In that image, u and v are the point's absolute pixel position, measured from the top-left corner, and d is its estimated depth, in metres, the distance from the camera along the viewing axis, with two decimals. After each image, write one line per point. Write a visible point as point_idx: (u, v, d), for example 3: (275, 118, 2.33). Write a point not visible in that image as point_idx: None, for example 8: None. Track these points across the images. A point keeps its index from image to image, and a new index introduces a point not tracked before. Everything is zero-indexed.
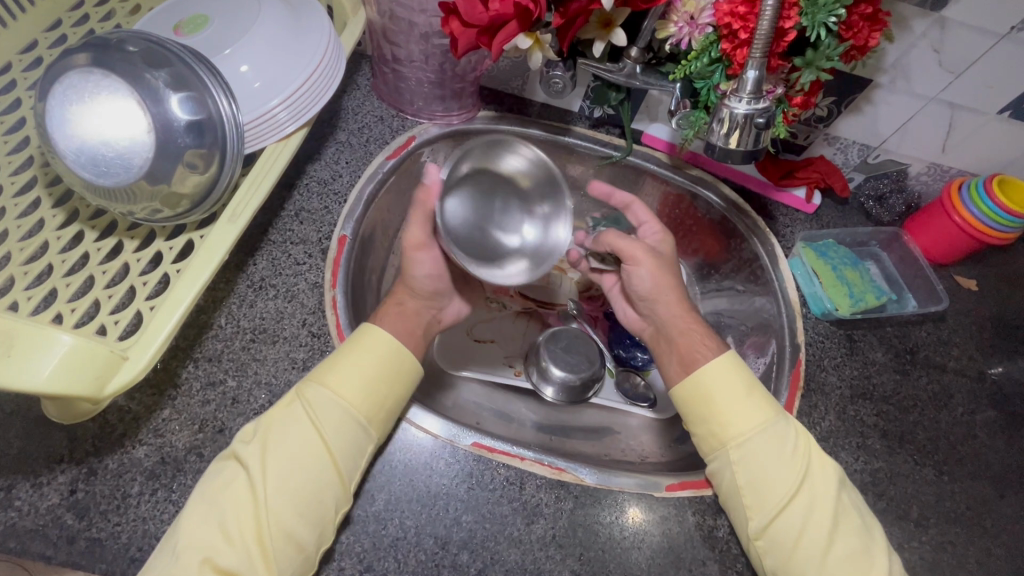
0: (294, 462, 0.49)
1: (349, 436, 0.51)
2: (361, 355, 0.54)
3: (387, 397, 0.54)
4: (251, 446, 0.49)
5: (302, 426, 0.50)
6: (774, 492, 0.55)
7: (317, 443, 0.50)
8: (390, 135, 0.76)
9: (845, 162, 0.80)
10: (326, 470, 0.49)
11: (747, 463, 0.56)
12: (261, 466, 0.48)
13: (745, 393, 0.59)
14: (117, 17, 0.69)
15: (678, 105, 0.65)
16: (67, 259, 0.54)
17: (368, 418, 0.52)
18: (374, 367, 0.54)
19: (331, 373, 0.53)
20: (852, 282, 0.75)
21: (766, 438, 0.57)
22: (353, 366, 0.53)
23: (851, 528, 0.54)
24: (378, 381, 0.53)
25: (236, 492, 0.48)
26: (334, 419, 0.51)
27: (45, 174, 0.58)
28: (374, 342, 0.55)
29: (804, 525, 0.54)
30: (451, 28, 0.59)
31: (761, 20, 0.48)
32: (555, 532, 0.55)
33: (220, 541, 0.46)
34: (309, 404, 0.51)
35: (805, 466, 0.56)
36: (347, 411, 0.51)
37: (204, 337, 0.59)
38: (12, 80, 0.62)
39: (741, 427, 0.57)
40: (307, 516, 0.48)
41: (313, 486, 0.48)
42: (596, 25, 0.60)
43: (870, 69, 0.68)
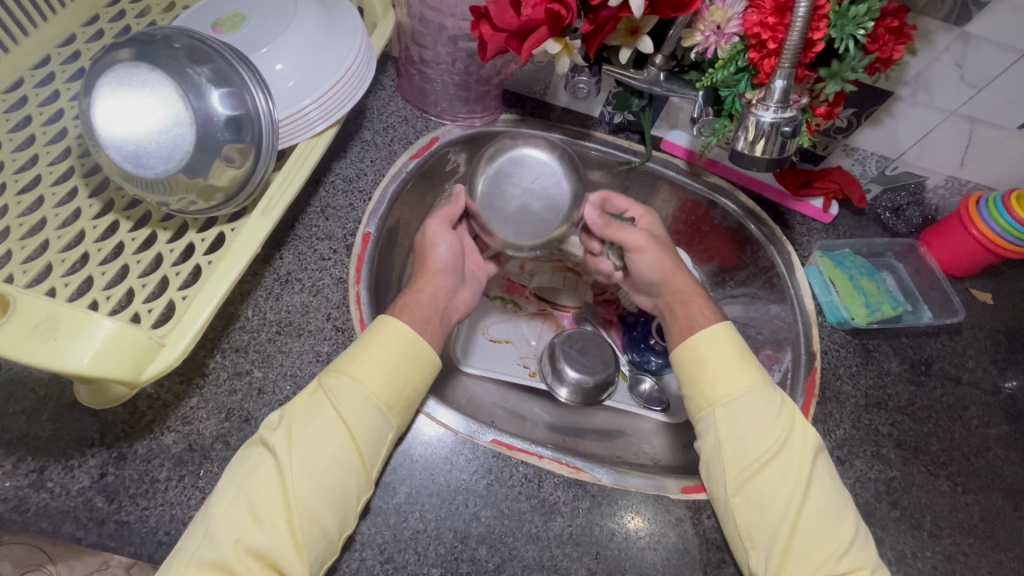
0: (316, 447, 0.50)
1: (369, 422, 0.51)
2: (381, 344, 0.55)
3: (405, 386, 0.54)
4: (277, 433, 0.51)
5: (324, 412, 0.51)
6: (752, 451, 0.56)
7: (338, 428, 0.51)
8: (414, 135, 0.77)
9: (862, 173, 0.81)
10: (350, 457, 0.50)
11: (733, 426, 0.57)
12: (286, 451, 0.49)
13: (735, 358, 0.60)
14: (152, 13, 0.70)
15: (701, 113, 0.66)
16: (102, 248, 0.55)
17: (389, 408, 0.53)
18: (391, 356, 0.54)
19: (351, 362, 0.54)
20: (868, 292, 0.76)
21: (751, 399, 0.58)
22: (373, 354, 0.54)
23: (820, 489, 0.55)
24: (399, 370, 0.54)
25: (263, 475, 0.49)
26: (356, 407, 0.51)
27: (83, 165, 0.59)
28: (390, 333, 0.56)
29: (776, 481, 0.55)
30: (481, 32, 0.60)
31: (792, 31, 0.49)
32: (572, 530, 0.55)
33: (248, 524, 0.47)
34: (332, 392, 0.52)
35: (781, 427, 0.57)
36: (369, 399, 0.52)
37: (232, 328, 0.60)
38: (51, 73, 0.64)
39: (726, 389, 0.59)
40: (331, 501, 0.48)
41: (337, 471, 0.49)
42: (624, 32, 0.61)
43: (892, 82, 0.69)
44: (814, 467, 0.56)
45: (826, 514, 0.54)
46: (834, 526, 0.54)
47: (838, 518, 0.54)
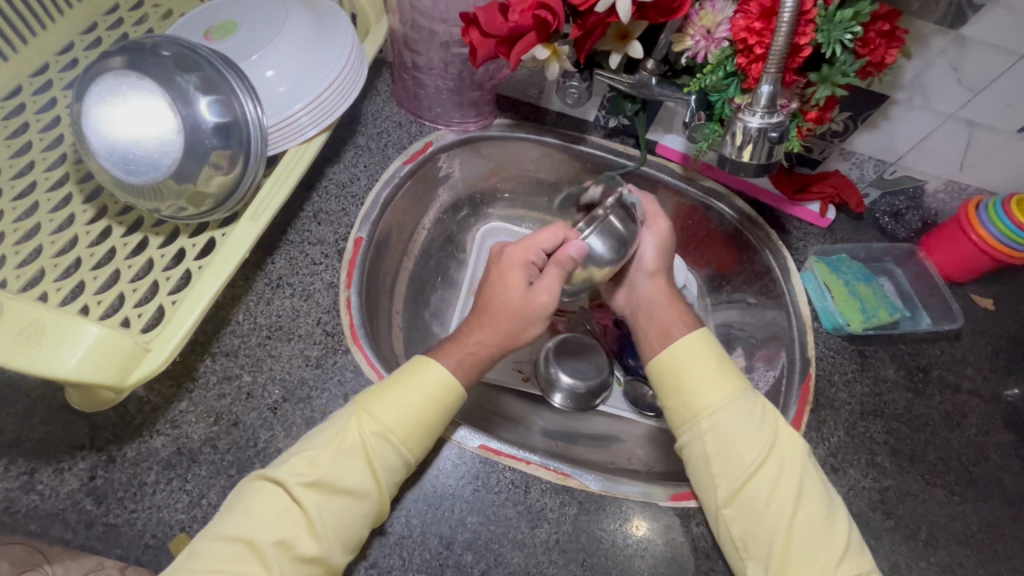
0: (344, 492, 0.50)
1: (399, 470, 0.52)
2: (416, 390, 0.54)
3: (433, 434, 0.54)
4: (301, 477, 0.50)
5: (353, 457, 0.51)
6: (738, 459, 0.56)
7: (368, 476, 0.50)
8: (408, 140, 0.77)
9: (860, 177, 0.80)
10: (372, 505, 0.50)
11: (711, 440, 0.57)
12: (313, 493, 0.49)
13: (709, 368, 0.60)
14: (149, 21, 0.72)
15: (693, 117, 0.66)
16: (95, 253, 0.56)
17: (417, 458, 0.53)
18: (425, 404, 0.54)
19: (383, 406, 0.53)
20: (865, 298, 0.75)
21: (728, 411, 0.58)
22: (405, 401, 0.54)
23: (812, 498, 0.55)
24: (430, 420, 0.54)
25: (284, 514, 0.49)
26: (386, 456, 0.51)
27: (78, 171, 0.60)
28: (426, 379, 0.55)
29: (761, 491, 0.55)
30: (470, 38, 0.61)
31: (777, 36, 0.48)
32: (559, 538, 0.55)
33: (257, 567, 0.47)
34: (364, 437, 0.52)
35: (762, 440, 0.57)
36: (400, 449, 0.52)
37: (222, 332, 0.60)
38: (49, 80, 0.66)
39: (706, 400, 0.59)
40: (348, 546, 0.49)
41: (359, 517, 0.50)
42: (612, 37, 0.61)
43: (887, 85, 0.68)
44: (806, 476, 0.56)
45: (814, 530, 0.54)
46: (824, 532, 0.53)
47: (831, 522, 0.54)
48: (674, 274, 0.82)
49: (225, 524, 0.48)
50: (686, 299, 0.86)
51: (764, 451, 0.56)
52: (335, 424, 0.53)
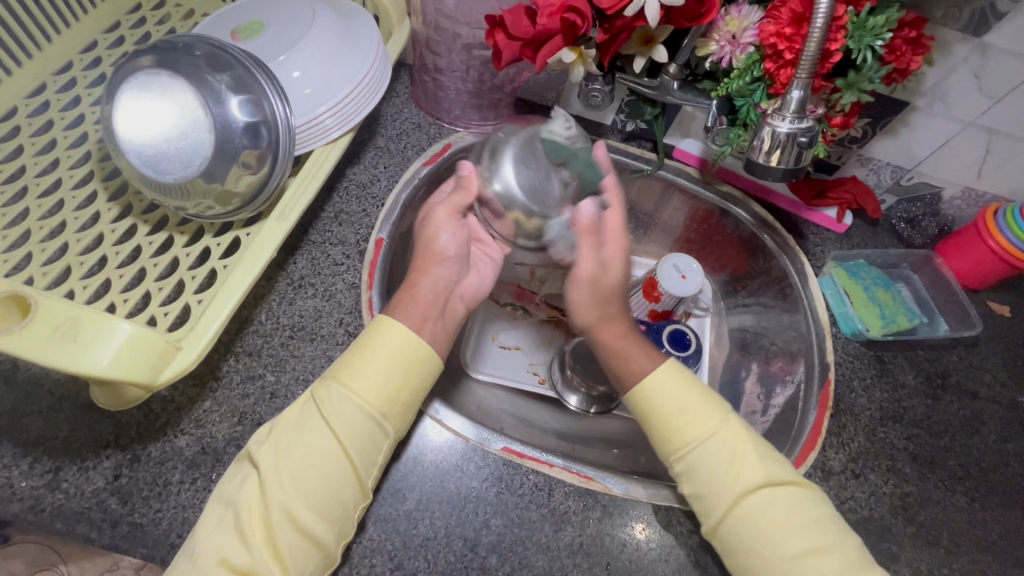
0: (309, 458, 0.50)
1: (364, 433, 0.51)
2: (375, 350, 0.53)
3: (397, 394, 0.53)
4: (265, 446, 0.50)
5: (316, 422, 0.51)
6: (717, 495, 0.53)
7: (332, 440, 0.50)
8: (427, 142, 0.77)
9: (877, 183, 0.80)
10: (341, 467, 0.50)
11: (692, 477, 0.55)
12: (279, 461, 0.49)
13: (685, 403, 0.57)
14: (171, 20, 0.72)
15: (715, 122, 0.66)
16: (120, 252, 0.56)
17: (382, 419, 0.52)
18: (385, 364, 0.53)
19: (347, 371, 0.53)
20: (883, 304, 0.75)
21: (705, 449, 0.55)
22: (364, 361, 0.53)
23: (806, 526, 0.52)
24: (392, 378, 0.53)
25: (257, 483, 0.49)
26: (346, 417, 0.51)
27: (102, 169, 0.60)
28: (387, 337, 0.54)
29: (748, 526, 0.52)
30: (497, 41, 0.61)
31: (809, 42, 0.48)
32: (583, 541, 0.55)
33: (234, 539, 0.47)
34: (324, 402, 0.52)
35: (739, 471, 0.54)
36: (361, 409, 0.51)
37: (245, 332, 0.60)
38: (73, 79, 0.66)
39: (686, 436, 0.56)
40: (325, 514, 0.49)
41: (329, 481, 0.49)
42: (638, 41, 0.61)
43: (908, 91, 0.68)
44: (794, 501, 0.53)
45: (808, 552, 0.51)
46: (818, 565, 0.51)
47: (822, 552, 0.51)
48: (691, 278, 0.82)
49: (209, 505, 0.49)
50: (700, 302, 0.88)
51: (743, 485, 0.54)
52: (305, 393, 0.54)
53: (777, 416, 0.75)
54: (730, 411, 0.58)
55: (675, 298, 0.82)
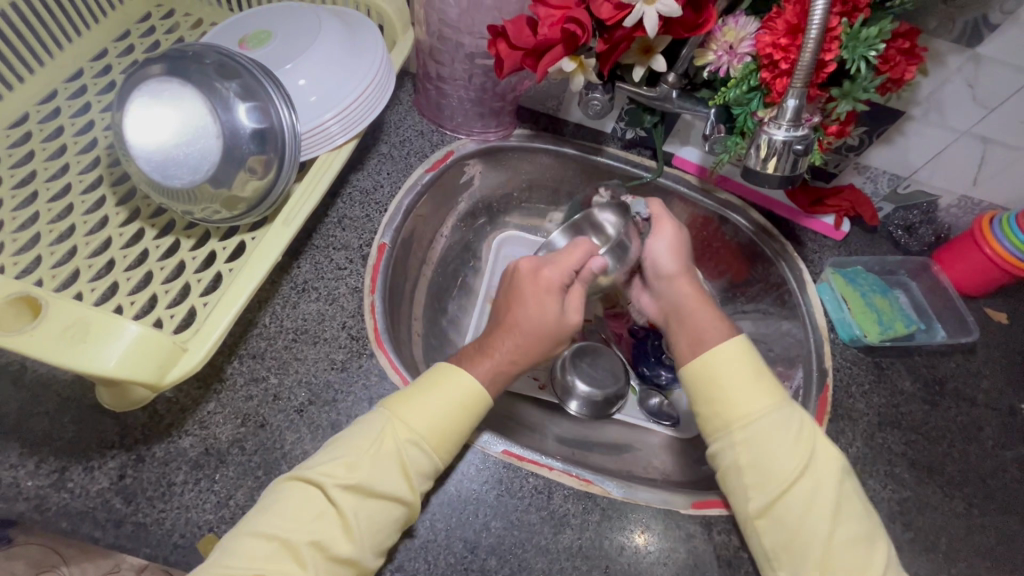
0: (379, 497, 0.49)
1: (430, 476, 0.52)
2: (447, 397, 0.54)
3: (462, 443, 0.54)
4: (336, 480, 0.49)
5: (388, 462, 0.51)
6: (779, 472, 0.55)
7: (402, 482, 0.50)
8: (430, 148, 0.79)
9: (874, 191, 0.82)
10: (403, 509, 0.50)
11: (753, 446, 0.56)
12: (350, 497, 0.49)
13: (751, 377, 0.59)
14: (180, 30, 0.74)
15: (713, 130, 0.68)
16: (128, 255, 0.57)
17: (445, 464, 0.53)
18: (459, 414, 0.54)
19: (418, 414, 0.53)
20: (881, 310, 0.75)
21: (772, 421, 0.57)
22: (437, 406, 0.54)
23: (857, 513, 0.54)
24: (460, 426, 0.54)
25: (321, 516, 0.48)
26: (416, 460, 0.51)
27: (111, 174, 0.61)
28: (459, 386, 0.55)
29: (802, 503, 0.54)
30: (498, 50, 0.62)
31: (804, 52, 0.49)
32: (582, 543, 0.55)
33: (292, 568, 0.46)
34: (398, 442, 0.51)
35: (804, 450, 0.56)
36: (431, 455, 0.52)
37: (249, 335, 0.61)
38: (83, 86, 0.67)
39: (746, 409, 0.58)
40: (379, 550, 0.49)
41: (392, 520, 0.50)
42: (637, 51, 0.63)
43: (903, 101, 0.69)
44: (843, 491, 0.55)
45: (858, 540, 0.53)
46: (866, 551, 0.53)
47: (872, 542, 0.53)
48: None
49: (258, 527, 0.47)
50: None
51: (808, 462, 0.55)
52: (367, 427, 0.53)
53: None
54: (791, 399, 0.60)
55: None
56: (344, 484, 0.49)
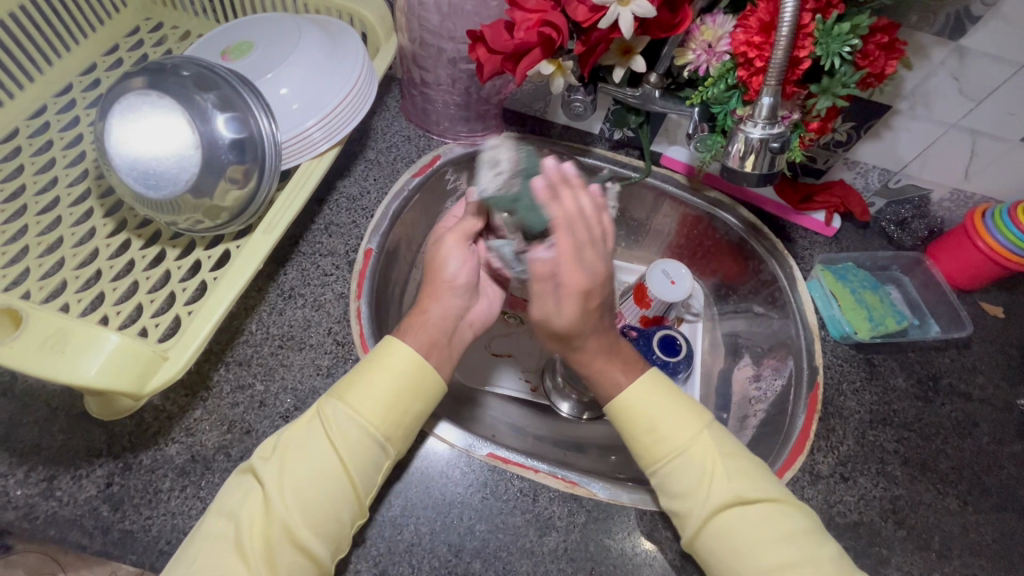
0: (315, 476, 0.50)
1: (371, 451, 0.51)
2: (378, 372, 0.54)
3: (406, 416, 0.53)
4: (269, 462, 0.51)
5: (324, 441, 0.51)
6: (705, 502, 0.53)
7: (332, 457, 0.50)
8: (416, 153, 0.79)
9: (865, 186, 0.81)
10: (341, 486, 0.50)
11: (666, 489, 0.55)
12: (282, 481, 0.49)
13: (663, 413, 0.56)
14: (168, 42, 0.75)
15: (695, 129, 0.68)
16: (114, 265, 0.58)
17: (389, 439, 0.52)
18: (392, 386, 0.53)
19: (351, 391, 0.53)
20: (872, 306, 0.75)
21: (694, 451, 0.55)
22: (368, 382, 0.53)
23: (797, 538, 0.51)
24: (397, 397, 0.53)
25: (260, 501, 0.49)
26: (349, 435, 0.51)
27: (98, 186, 0.62)
28: (391, 358, 0.54)
29: (733, 531, 0.51)
30: (478, 55, 0.62)
31: (776, 50, 0.49)
32: (567, 546, 0.55)
33: (234, 559, 0.47)
34: (328, 420, 0.52)
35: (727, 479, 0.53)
36: (367, 431, 0.51)
37: (236, 342, 0.61)
38: (73, 100, 0.68)
39: (668, 441, 0.55)
40: (322, 531, 0.49)
41: (329, 500, 0.49)
42: (617, 52, 0.63)
43: (888, 95, 0.69)
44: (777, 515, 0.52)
45: (801, 561, 0.50)
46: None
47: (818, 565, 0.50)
48: (680, 283, 0.82)
49: (207, 520, 0.49)
50: (692, 306, 0.90)
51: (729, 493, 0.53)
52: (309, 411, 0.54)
53: (767, 419, 0.75)
54: (717, 421, 0.58)
55: (664, 304, 0.83)
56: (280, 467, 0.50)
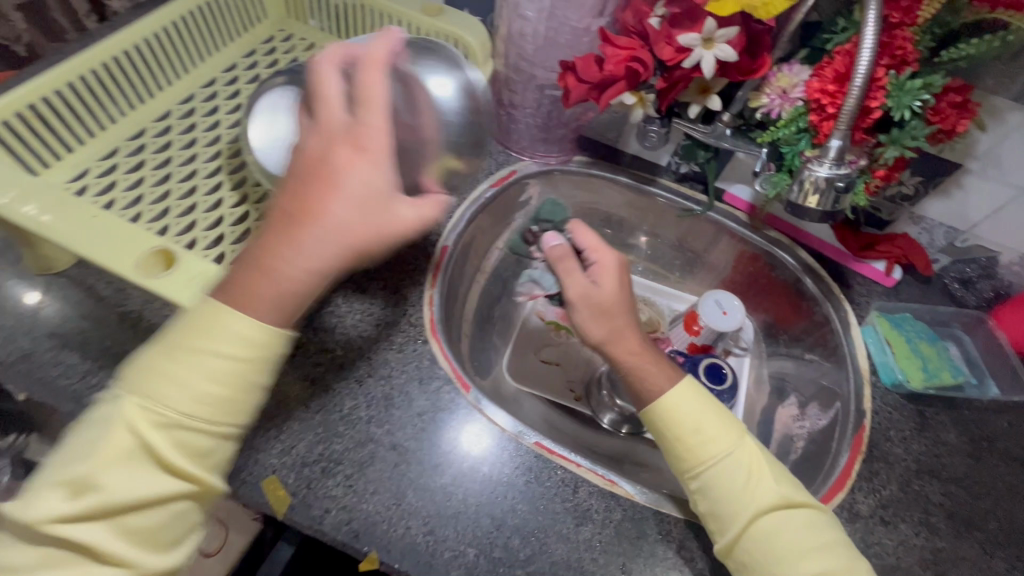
0: (136, 509, 0.45)
1: (208, 449, 0.47)
2: (196, 360, 0.46)
3: (241, 399, 0.48)
4: (81, 489, 0.44)
5: (142, 461, 0.45)
6: (731, 515, 0.55)
7: (160, 472, 0.46)
8: (495, 167, 0.87)
9: (930, 242, 0.82)
10: (155, 505, 0.45)
11: (706, 495, 0.56)
12: (99, 524, 0.44)
13: (699, 421, 0.59)
14: (297, 51, 0.87)
15: (763, 167, 0.72)
16: (236, 231, 0.67)
17: (229, 429, 0.48)
18: (210, 374, 0.46)
19: (159, 386, 0.45)
20: (927, 357, 0.75)
21: (723, 463, 0.57)
22: (178, 375, 0.45)
23: (821, 547, 0.53)
24: (213, 383, 0.46)
25: (52, 550, 0.43)
26: (159, 437, 0.45)
27: (229, 164, 0.73)
28: (225, 328, 0.46)
29: (762, 542, 0.53)
30: (566, 82, 0.69)
31: (849, 98, 0.53)
32: (602, 538, 0.58)
33: None
34: (143, 427, 0.45)
35: (756, 491, 0.55)
36: (190, 424, 0.46)
37: (323, 310, 0.69)
38: (215, 92, 0.81)
39: (699, 457, 0.57)
40: (159, 543, 0.46)
41: (163, 513, 0.46)
42: (695, 91, 0.69)
43: (959, 153, 0.71)
44: (791, 525, 0.54)
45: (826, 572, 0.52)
46: None
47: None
48: (732, 314, 0.85)
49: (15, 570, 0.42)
50: (741, 341, 0.90)
51: (754, 504, 0.55)
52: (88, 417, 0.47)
53: (808, 457, 0.75)
54: (745, 434, 0.60)
55: (715, 333, 0.85)
56: (81, 512, 0.43)
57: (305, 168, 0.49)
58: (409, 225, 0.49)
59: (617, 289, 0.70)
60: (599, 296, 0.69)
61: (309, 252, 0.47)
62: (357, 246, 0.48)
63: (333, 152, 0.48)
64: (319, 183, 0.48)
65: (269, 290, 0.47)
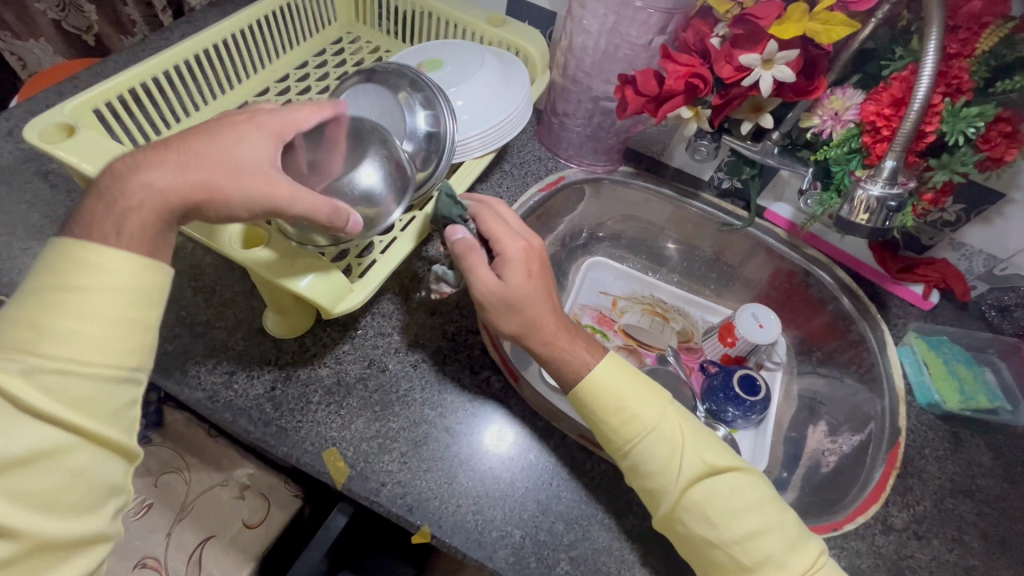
0: (28, 464, 0.39)
1: (92, 395, 0.42)
2: (71, 298, 0.42)
3: (121, 337, 0.43)
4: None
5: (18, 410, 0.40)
6: (667, 482, 0.56)
7: (39, 424, 0.40)
8: (544, 172, 0.91)
9: (968, 269, 0.83)
10: (67, 458, 0.41)
11: (639, 469, 0.57)
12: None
13: (630, 393, 0.59)
14: (363, 53, 0.93)
15: (809, 185, 0.73)
16: None
17: (115, 372, 0.43)
18: (76, 307, 0.42)
19: (47, 331, 0.41)
20: (964, 380, 0.77)
21: (653, 435, 0.57)
22: (65, 317, 0.41)
23: (755, 508, 0.55)
24: (72, 316, 0.42)
25: None
26: (37, 386, 0.40)
27: None
28: (85, 263, 0.43)
29: (702, 508, 0.55)
30: (624, 94, 0.72)
31: (905, 121, 0.56)
32: (642, 530, 0.60)
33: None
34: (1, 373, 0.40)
35: (683, 461, 0.57)
36: (77, 372, 0.41)
37: (381, 297, 0.73)
38: (288, 88, 0.86)
39: (627, 432, 0.58)
40: (79, 510, 0.42)
41: (74, 472, 0.41)
42: (748, 108, 0.72)
43: (1004, 182, 0.72)
44: (719, 489, 0.56)
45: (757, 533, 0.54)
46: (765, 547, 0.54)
47: (769, 537, 0.54)
48: (768, 328, 0.84)
49: None
50: (773, 355, 0.91)
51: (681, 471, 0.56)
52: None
53: (839, 471, 0.76)
54: (670, 403, 0.61)
55: (750, 344, 0.85)
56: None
57: (191, 134, 0.51)
58: (282, 194, 0.49)
59: (523, 276, 0.63)
60: (510, 288, 0.61)
61: (166, 173, 0.47)
62: (206, 175, 0.47)
63: (213, 125, 0.51)
64: (191, 138, 0.50)
65: (130, 226, 0.45)
